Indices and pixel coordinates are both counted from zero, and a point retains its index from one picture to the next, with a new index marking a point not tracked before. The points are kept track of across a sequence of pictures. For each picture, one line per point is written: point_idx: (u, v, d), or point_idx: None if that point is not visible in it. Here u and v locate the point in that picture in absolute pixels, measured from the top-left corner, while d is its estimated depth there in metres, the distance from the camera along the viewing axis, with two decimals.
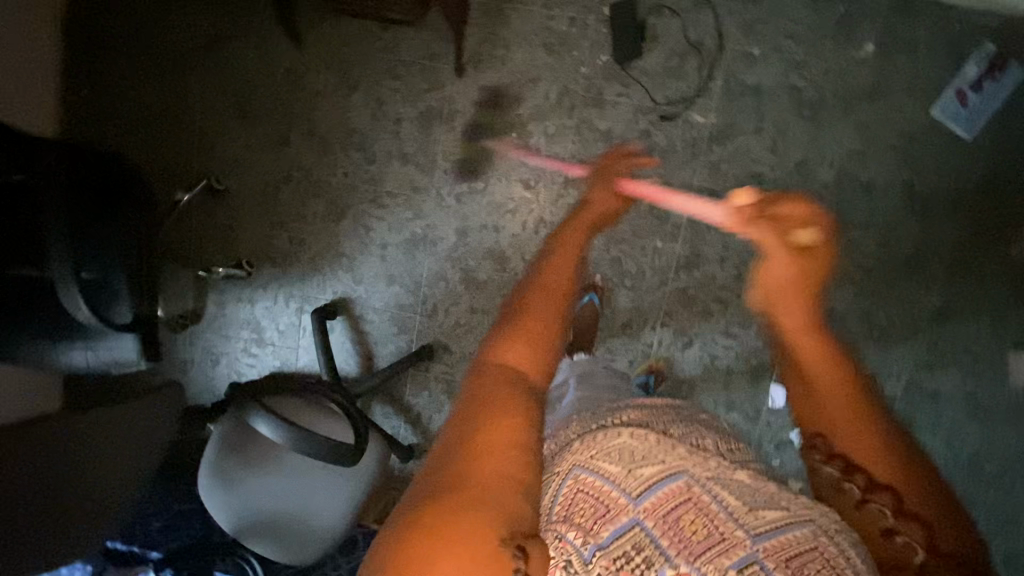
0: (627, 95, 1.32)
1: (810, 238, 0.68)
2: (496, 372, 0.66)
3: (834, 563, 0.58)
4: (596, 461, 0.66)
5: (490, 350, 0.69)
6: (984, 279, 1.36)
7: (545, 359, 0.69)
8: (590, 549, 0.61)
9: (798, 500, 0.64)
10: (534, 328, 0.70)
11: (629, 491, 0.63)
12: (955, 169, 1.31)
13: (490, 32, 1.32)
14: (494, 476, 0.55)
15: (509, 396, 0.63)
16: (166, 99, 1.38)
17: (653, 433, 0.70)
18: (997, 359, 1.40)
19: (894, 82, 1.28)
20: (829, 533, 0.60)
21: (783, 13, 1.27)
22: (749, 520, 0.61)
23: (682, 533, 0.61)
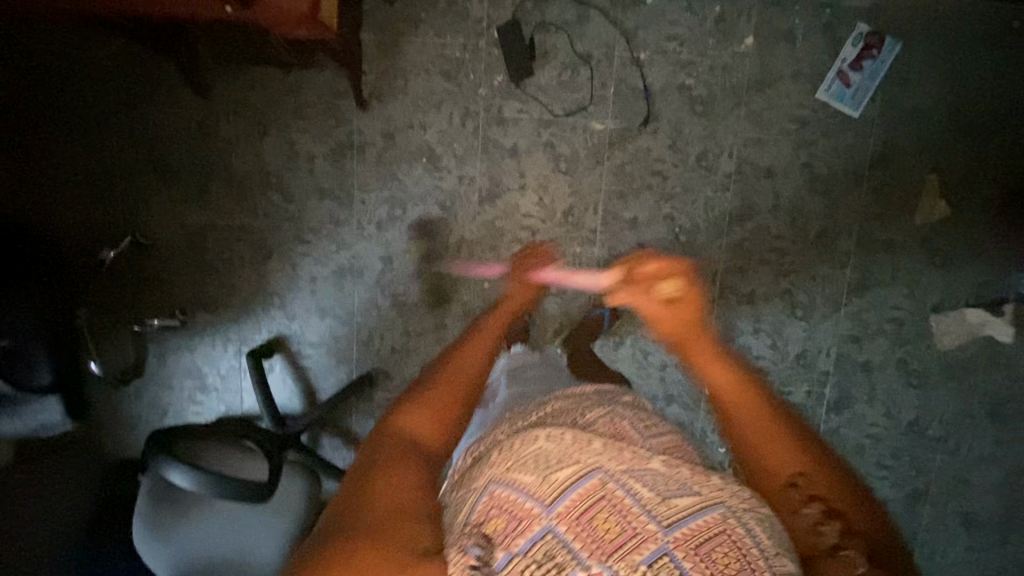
0: (527, 111, 1.38)
1: (671, 290, 0.66)
2: (389, 441, 0.60)
3: (741, 544, 0.50)
4: (512, 472, 0.56)
5: (387, 420, 0.62)
6: (896, 249, 1.39)
7: (455, 425, 0.64)
8: (498, 563, 0.50)
9: (713, 481, 0.55)
10: (456, 402, 0.65)
11: (542, 499, 0.53)
12: (850, 146, 1.35)
13: (387, 64, 1.36)
14: (376, 514, 0.52)
15: (402, 465, 0.57)
16: (83, 162, 1.41)
17: (568, 431, 0.60)
18: (922, 325, 1.42)
19: (778, 71, 1.33)
20: (737, 513, 0.52)
21: (663, 18, 1.32)
22: (661, 512, 0.51)
23: (594, 532, 0.50)
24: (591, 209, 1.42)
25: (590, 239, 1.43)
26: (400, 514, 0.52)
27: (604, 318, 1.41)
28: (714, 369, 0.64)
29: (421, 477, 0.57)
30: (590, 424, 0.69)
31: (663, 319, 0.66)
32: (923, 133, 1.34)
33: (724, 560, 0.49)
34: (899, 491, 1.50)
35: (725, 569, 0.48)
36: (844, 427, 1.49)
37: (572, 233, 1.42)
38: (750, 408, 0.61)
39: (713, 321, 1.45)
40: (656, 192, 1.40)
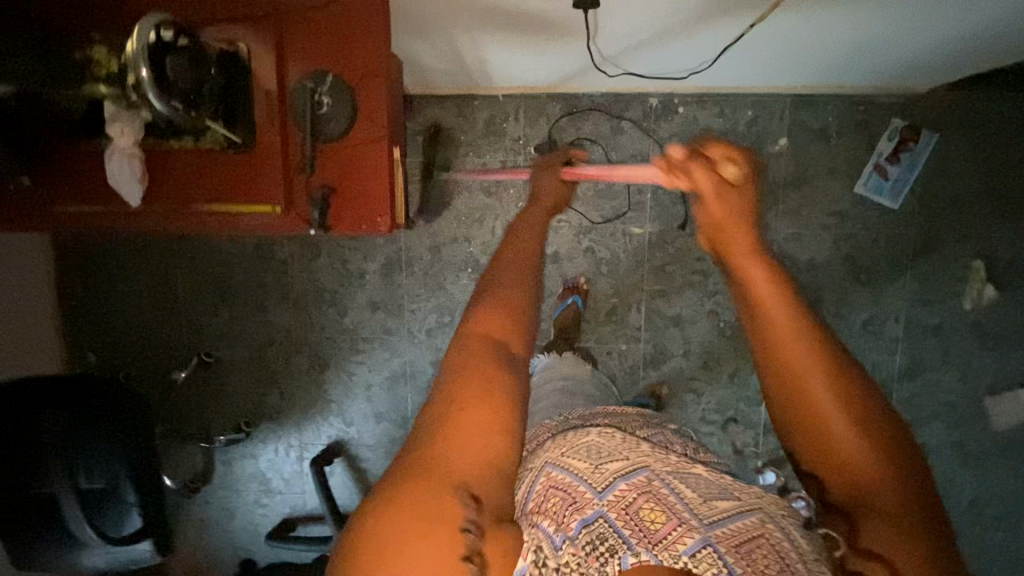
0: (566, 219, 1.42)
1: (733, 170, 0.45)
2: (469, 343, 0.49)
3: (781, 551, 0.47)
4: (567, 458, 0.57)
5: (466, 318, 0.52)
6: (945, 333, 1.39)
7: (528, 325, 0.53)
8: (557, 540, 0.50)
9: (751, 492, 0.55)
10: (518, 289, 0.54)
11: (594, 484, 0.53)
12: (892, 237, 1.36)
13: (431, 185, 1.42)
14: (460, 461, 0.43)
15: (487, 361, 0.48)
16: (151, 287, 1.49)
17: (619, 432, 0.62)
18: (978, 407, 1.41)
19: (813, 169, 1.35)
20: (778, 519, 0.50)
21: (695, 126, 1.35)
22: (701, 510, 0.50)
23: (641, 522, 0.50)
24: (634, 307, 1.45)
25: (635, 336, 1.46)
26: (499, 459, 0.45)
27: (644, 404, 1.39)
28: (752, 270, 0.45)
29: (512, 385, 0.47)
30: (644, 434, 0.66)
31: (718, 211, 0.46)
32: (966, 220, 1.34)
33: (762, 560, 0.47)
34: None
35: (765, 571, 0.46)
36: None
37: (617, 332, 1.45)
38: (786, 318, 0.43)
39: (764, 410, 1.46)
40: (698, 289, 1.43)
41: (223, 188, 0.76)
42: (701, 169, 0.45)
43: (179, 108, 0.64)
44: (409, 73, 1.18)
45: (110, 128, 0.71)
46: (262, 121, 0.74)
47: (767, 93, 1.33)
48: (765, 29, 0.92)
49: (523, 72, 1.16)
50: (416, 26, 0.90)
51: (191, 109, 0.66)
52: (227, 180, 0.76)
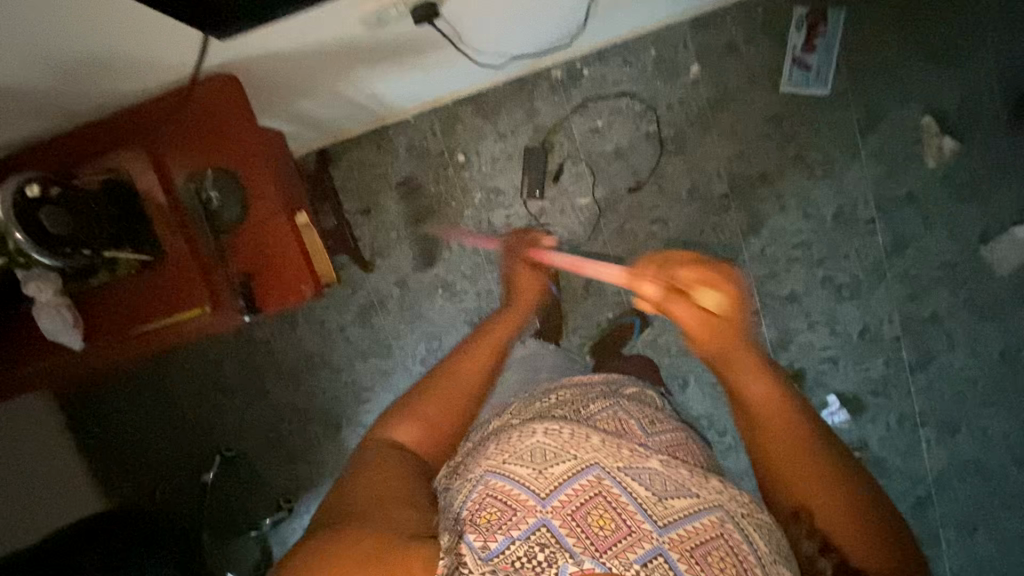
0: (514, 212, 1.41)
1: (715, 302, 0.67)
2: (385, 448, 0.69)
3: (738, 551, 0.57)
4: (510, 465, 0.61)
5: (388, 428, 0.72)
6: (921, 197, 1.35)
7: (446, 431, 0.73)
8: (493, 547, 0.56)
9: (711, 485, 0.62)
10: (444, 402, 0.75)
11: (538, 492, 0.59)
12: (833, 122, 1.33)
13: (375, 224, 1.43)
14: (365, 500, 0.60)
15: (394, 462, 0.67)
16: (158, 405, 1.54)
17: (568, 425, 0.65)
18: (978, 258, 1.37)
19: (733, 84, 1.33)
20: (736, 517, 0.59)
21: (605, 82, 1.34)
22: (657, 512, 0.59)
23: (588, 527, 0.57)
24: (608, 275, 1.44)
25: (618, 302, 1.45)
26: (406, 497, 0.61)
27: (636, 326, 1.42)
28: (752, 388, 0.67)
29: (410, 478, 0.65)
30: (592, 415, 0.70)
31: (695, 325, 0.69)
32: (902, 80, 1.31)
33: (719, 563, 0.56)
34: (1014, 421, 1.44)
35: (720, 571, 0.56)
36: (935, 381, 1.44)
37: (599, 300, 1.45)
38: (770, 409, 0.66)
39: (766, 331, 1.43)
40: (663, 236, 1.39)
41: (155, 307, 0.78)
42: (686, 299, 0.69)
43: (73, 254, 0.69)
44: (314, 131, 1.20)
45: (27, 289, 0.72)
46: (165, 230, 0.75)
47: (663, 28, 1.32)
48: None
49: (416, 94, 1.17)
50: (298, 91, 0.92)
51: (86, 249, 0.70)
52: (157, 299, 0.77)
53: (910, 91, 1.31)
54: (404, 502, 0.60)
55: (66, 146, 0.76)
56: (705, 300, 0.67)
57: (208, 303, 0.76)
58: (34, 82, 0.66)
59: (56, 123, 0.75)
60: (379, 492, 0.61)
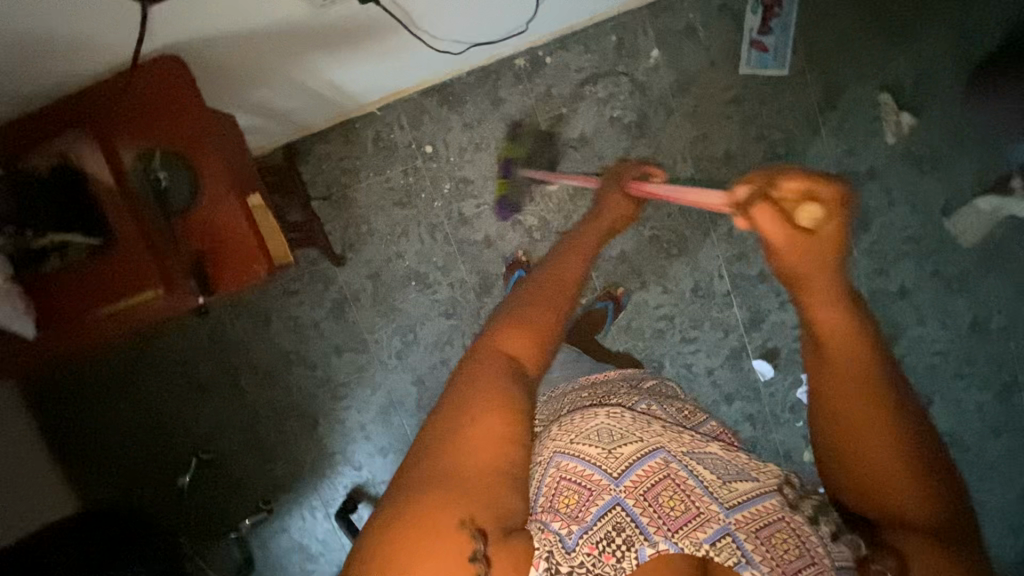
0: (484, 202, 1.42)
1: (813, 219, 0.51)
2: (492, 359, 0.61)
3: (801, 535, 0.58)
4: (576, 445, 0.64)
5: (491, 334, 0.63)
6: (882, 172, 1.37)
7: (544, 357, 0.64)
8: (574, 534, 0.58)
9: (768, 471, 0.64)
10: (540, 317, 0.64)
11: (609, 472, 0.61)
12: (793, 101, 1.35)
13: (346, 217, 1.43)
14: (473, 468, 0.54)
15: (498, 378, 0.59)
16: (130, 409, 1.51)
17: (627, 410, 0.69)
18: (941, 232, 1.39)
19: (693, 67, 1.35)
20: (794, 501, 0.61)
21: (568, 69, 1.36)
22: (722, 494, 0.60)
23: (661, 507, 0.60)
24: None
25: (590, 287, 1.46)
26: (504, 476, 0.55)
27: (608, 311, 1.40)
28: (822, 315, 0.56)
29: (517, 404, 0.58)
30: (633, 406, 0.74)
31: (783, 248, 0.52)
32: (857, 59, 1.33)
33: (783, 544, 0.58)
34: (986, 392, 1.45)
35: (784, 553, 0.57)
36: (906, 356, 1.45)
37: None
38: (850, 393, 0.56)
39: (737, 311, 1.44)
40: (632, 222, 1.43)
41: (105, 291, 0.77)
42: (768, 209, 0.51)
43: None
44: (277, 123, 1.21)
45: None
46: (113, 212, 0.75)
47: (622, 13, 1.34)
48: None
49: (377, 84, 1.18)
50: (248, 77, 0.91)
51: None
52: (106, 282, 0.77)
53: (866, 69, 1.34)
54: (500, 485, 0.55)
55: (16, 132, 0.77)
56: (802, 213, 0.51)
57: (159, 284, 0.76)
58: None
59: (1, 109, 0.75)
60: (474, 452, 0.55)
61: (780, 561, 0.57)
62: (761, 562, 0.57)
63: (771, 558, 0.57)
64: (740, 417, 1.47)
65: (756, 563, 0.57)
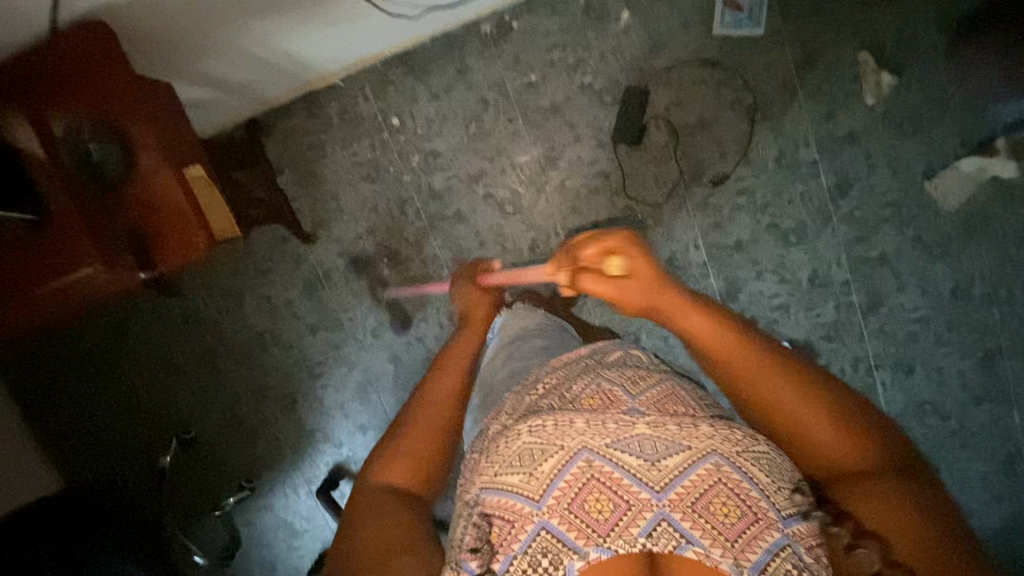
0: (454, 175, 1.39)
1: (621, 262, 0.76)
2: (375, 495, 0.72)
3: (737, 494, 0.61)
4: (501, 477, 0.66)
5: (374, 474, 0.75)
6: (861, 135, 1.33)
7: (425, 473, 0.76)
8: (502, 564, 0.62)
9: (699, 432, 0.66)
10: (423, 442, 0.78)
11: (531, 496, 0.64)
12: (768, 63, 1.31)
13: (314, 195, 1.41)
14: (376, 565, 0.64)
15: (395, 516, 0.69)
16: (110, 391, 1.51)
17: (552, 416, 0.69)
18: (923, 196, 1.35)
19: (665, 30, 1.30)
20: (729, 458, 0.63)
21: (536, 34, 1.31)
22: (652, 477, 0.63)
23: (586, 514, 0.62)
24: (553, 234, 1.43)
25: None
26: (417, 550, 0.66)
27: None
28: (769, 393, 0.66)
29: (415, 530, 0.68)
30: (576, 394, 0.73)
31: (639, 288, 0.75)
32: (833, 18, 1.29)
33: (720, 507, 0.61)
34: (974, 360, 1.41)
35: (725, 518, 0.60)
36: (889, 324, 1.41)
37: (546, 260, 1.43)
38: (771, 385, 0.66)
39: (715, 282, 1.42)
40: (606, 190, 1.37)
41: (42, 267, 0.76)
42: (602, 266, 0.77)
43: None
44: (236, 97, 1.19)
45: None
46: (47, 184, 0.74)
47: None
48: None
49: (335, 52, 1.15)
50: (192, 46, 0.89)
51: None
52: (43, 258, 0.76)
53: (843, 28, 1.29)
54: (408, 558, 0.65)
55: None
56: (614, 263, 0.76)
57: (97, 260, 0.75)
58: None
59: None
60: (380, 560, 0.65)
61: (718, 523, 0.60)
62: (699, 536, 0.60)
63: (713, 530, 0.60)
64: (720, 389, 1.45)
65: (693, 538, 0.60)
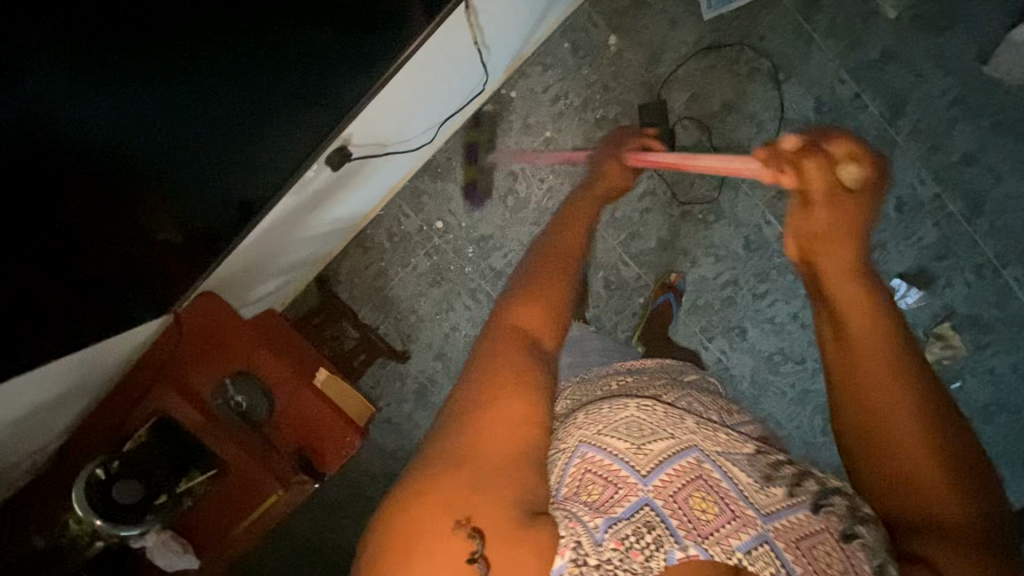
0: (509, 249, 1.41)
1: (851, 175, 0.56)
2: (507, 333, 0.57)
3: (849, 551, 0.50)
4: (602, 436, 0.54)
5: (504, 307, 0.60)
6: (894, 48, 1.26)
7: (560, 322, 0.61)
8: (602, 527, 0.49)
9: (815, 473, 0.55)
10: (552, 286, 0.62)
11: (639, 469, 0.52)
12: (770, 22, 1.27)
13: (392, 315, 1.46)
14: (488, 439, 0.50)
15: (531, 372, 0.54)
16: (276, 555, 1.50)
17: (660, 402, 0.57)
18: (986, 81, 1.25)
19: (657, 35, 1.29)
20: (853, 511, 0.52)
21: (536, 94, 1.34)
22: (760, 499, 0.52)
23: (689, 510, 0.50)
24: (621, 264, 1.43)
25: (643, 284, 1.43)
26: (520, 455, 0.50)
27: (671, 301, 1.36)
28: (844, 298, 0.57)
29: (539, 401, 0.53)
30: (673, 400, 0.65)
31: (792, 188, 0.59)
32: None
33: (825, 559, 0.49)
34: None
35: (828, 568, 0.49)
36: (999, 220, 1.30)
37: (624, 289, 1.43)
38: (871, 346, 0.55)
39: None
40: (657, 204, 1.41)
41: (239, 508, 0.87)
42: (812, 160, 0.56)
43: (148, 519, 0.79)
44: (304, 266, 1.27)
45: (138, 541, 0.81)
46: (216, 443, 0.87)
47: (565, 19, 1.31)
48: (482, 16, 0.94)
49: (369, 199, 1.20)
50: (266, 265, 1.01)
51: (163, 495, 0.81)
52: (237, 500, 0.87)
53: None
54: (518, 455, 0.50)
55: (112, 409, 0.89)
56: (841, 172, 0.56)
57: (279, 487, 0.86)
58: (63, 389, 0.80)
59: (88, 400, 0.88)
60: (496, 435, 0.50)
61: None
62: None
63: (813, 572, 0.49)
64: None
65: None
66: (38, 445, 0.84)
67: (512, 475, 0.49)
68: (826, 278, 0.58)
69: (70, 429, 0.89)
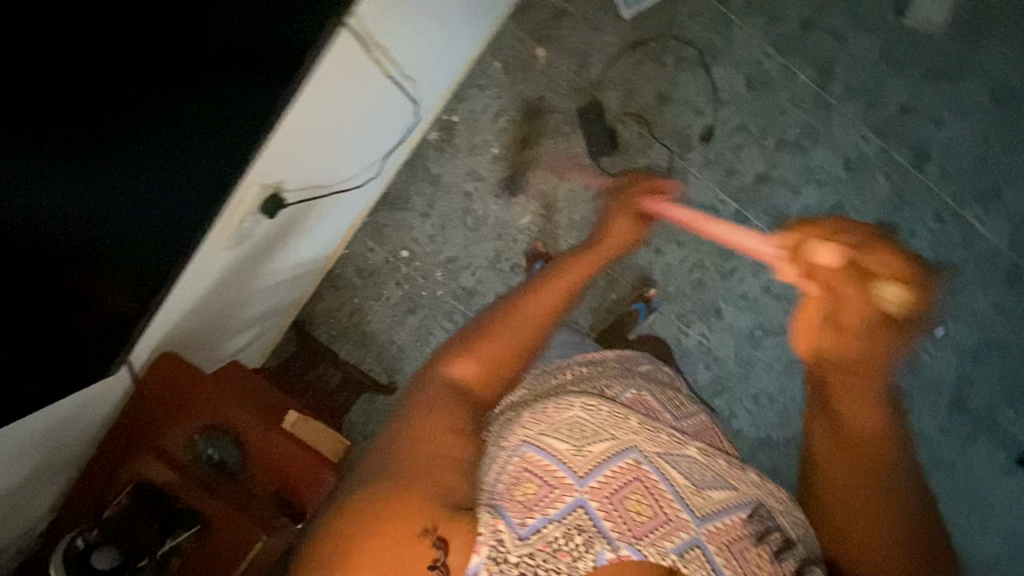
0: (476, 266, 1.42)
1: (896, 296, 0.78)
2: (438, 381, 0.75)
3: (748, 540, 0.69)
4: (545, 437, 0.71)
5: (445, 362, 0.78)
6: (812, 17, 1.29)
7: (496, 378, 0.79)
8: (530, 523, 0.65)
9: (743, 479, 0.75)
10: (493, 347, 0.79)
11: (577, 471, 0.69)
12: (688, 11, 1.31)
13: (373, 349, 1.48)
14: (411, 462, 0.66)
15: (455, 408, 0.73)
16: None
17: (605, 404, 0.76)
18: (908, 32, 1.28)
19: (582, 40, 1.34)
20: (767, 511, 0.72)
21: (477, 114, 1.38)
22: (696, 502, 0.70)
23: (627, 510, 0.67)
24: None
25: (612, 280, 1.44)
26: (453, 464, 0.67)
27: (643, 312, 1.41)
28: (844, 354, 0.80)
29: (464, 442, 0.70)
30: (617, 393, 0.80)
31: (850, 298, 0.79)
32: None
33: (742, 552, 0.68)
34: None
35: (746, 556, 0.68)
36: (950, 163, 1.30)
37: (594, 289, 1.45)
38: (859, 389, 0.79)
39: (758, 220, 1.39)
40: None
41: (227, 559, 0.89)
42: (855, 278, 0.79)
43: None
44: (278, 313, 1.31)
45: None
46: (194, 497, 0.89)
47: (492, 40, 1.36)
48: (384, 50, 0.95)
49: (326, 238, 1.23)
50: (227, 317, 1.04)
51: (151, 554, 0.83)
52: (224, 550, 0.89)
53: None
54: (451, 461, 0.67)
55: (93, 478, 0.92)
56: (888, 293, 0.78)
57: (263, 532, 0.88)
58: (37, 468, 0.83)
59: (70, 473, 0.91)
60: (420, 460, 0.66)
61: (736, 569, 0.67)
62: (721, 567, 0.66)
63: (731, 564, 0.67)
64: None
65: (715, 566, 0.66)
66: (25, 520, 0.88)
67: (452, 477, 0.66)
68: (830, 357, 0.80)
69: (57, 500, 0.93)
